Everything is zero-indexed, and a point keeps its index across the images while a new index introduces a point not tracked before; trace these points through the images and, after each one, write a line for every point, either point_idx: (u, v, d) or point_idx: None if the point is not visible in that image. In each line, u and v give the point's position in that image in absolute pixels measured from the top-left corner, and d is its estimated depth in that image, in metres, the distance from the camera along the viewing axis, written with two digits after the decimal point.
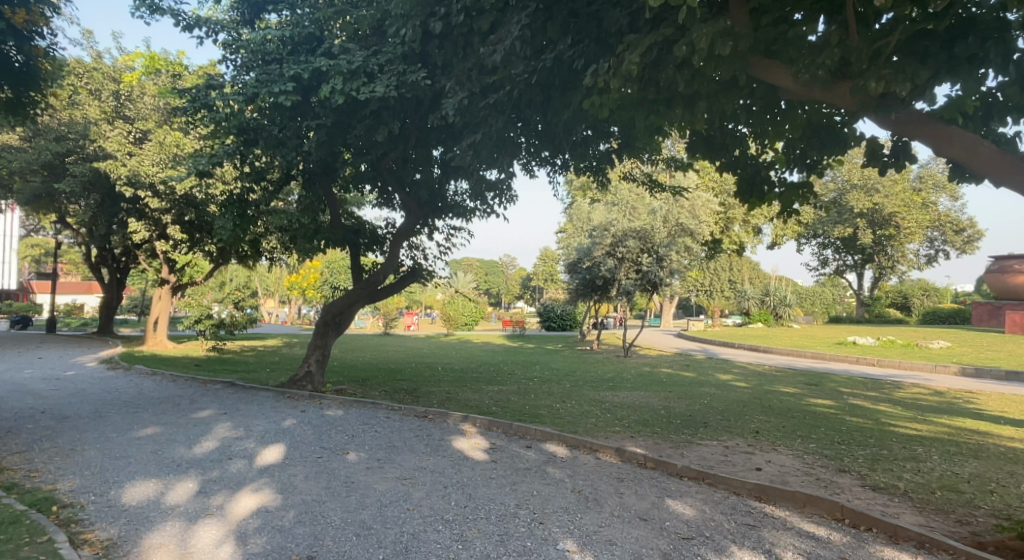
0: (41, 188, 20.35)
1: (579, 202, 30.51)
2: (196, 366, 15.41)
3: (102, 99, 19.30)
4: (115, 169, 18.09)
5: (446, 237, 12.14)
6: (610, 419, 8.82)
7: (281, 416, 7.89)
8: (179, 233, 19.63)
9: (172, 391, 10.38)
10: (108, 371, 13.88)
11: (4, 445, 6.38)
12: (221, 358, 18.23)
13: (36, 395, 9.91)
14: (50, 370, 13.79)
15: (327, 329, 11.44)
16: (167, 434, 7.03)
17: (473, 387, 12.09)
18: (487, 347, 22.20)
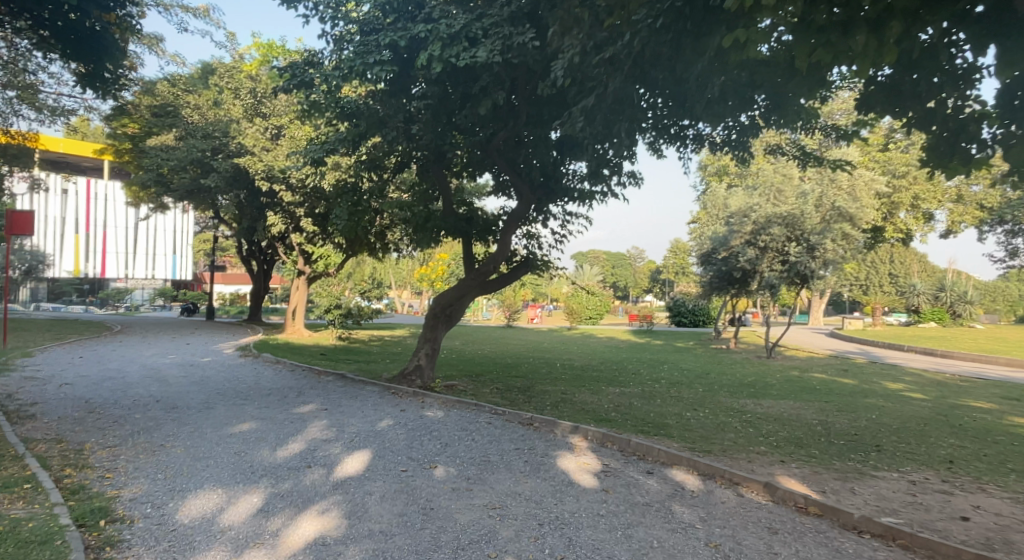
0: (192, 184, 21.86)
1: (716, 187, 28.24)
2: (322, 355, 15.55)
3: (242, 97, 20.42)
4: (253, 164, 18.90)
5: (562, 225, 11.12)
6: (754, 435, 7.37)
7: (381, 416, 7.30)
8: (311, 225, 20.21)
9: (285, 382, 10.24)
10: (239, 358, 14.31)
11: (102, 436, 6.24)
12: (348, 348, 18.42)
13: (162, 382, 10.16)
14: (189, 356, 14.49)
15: (437, 321, 10.90)
16: (259, 431, 6.63)
17: (593, 388, 10.99)
18: (612, 342, 20.92)
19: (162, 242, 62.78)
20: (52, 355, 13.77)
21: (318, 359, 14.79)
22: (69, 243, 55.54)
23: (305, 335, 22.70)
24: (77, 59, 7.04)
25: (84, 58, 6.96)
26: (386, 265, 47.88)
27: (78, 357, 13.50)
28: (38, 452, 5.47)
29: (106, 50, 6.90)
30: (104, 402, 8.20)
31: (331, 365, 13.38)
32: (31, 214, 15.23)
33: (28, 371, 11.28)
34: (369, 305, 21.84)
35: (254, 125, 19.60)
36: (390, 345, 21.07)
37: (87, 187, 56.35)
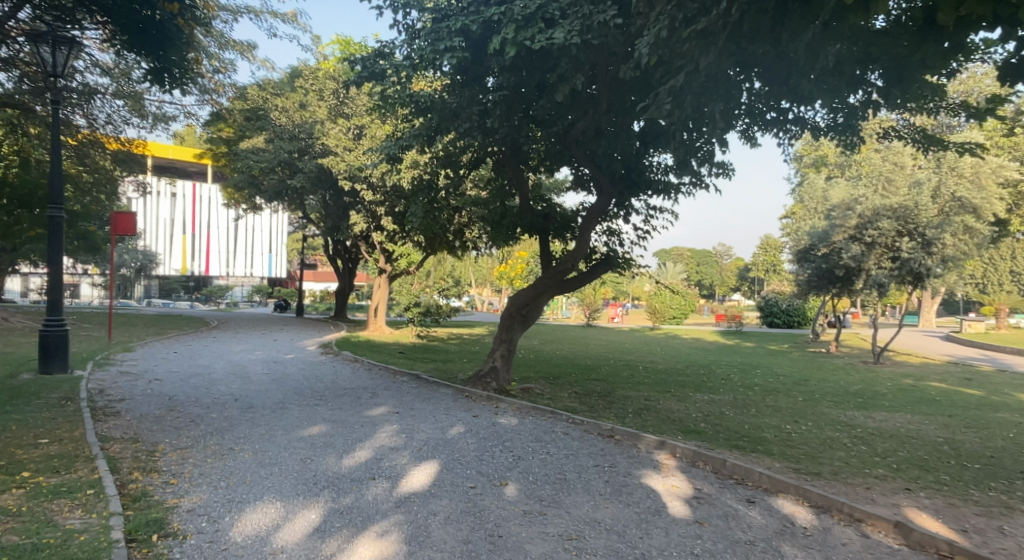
0: (280, 185, 22.55)
1: (814, 178, 26.39)
2: (401, 354, 15.52)
3: (326, 98, 20.76)
4: (336, 164, 19.22)
5: (645, 220, 10.44)
6: (869, 455, 6.48)
7: (453, 422, 6.96)
8: (391, 224, 20.35)
9: (360, 381, 10.13)
10: (321, 355, 14.49)
11: (175, 437, 6.21)
12: (427, 347, 18.39)
13: (244, 379, 10.29)
14: (274, 352, 14.81)
15: (513, 321, 10.52)
16: (328, 435, 6.42)
17: (679, 394, 10.26)
18: (699, 344, 19.88)
19: (259, 241, 66.08)
20: (150, 350, 14.42)
21: (397, 357, 14.75)
22: (177, 243, 59.51)
23: (386, 332, 22.97)
24: (142, 54, 7.17)
25: (147, 53, 7.07)
26: (468, 263, 48.26)
27: (173, 353, 14.07)
28: (112, 452, 5.45)
29: (167, 41, 6.97)
30: (186, 399, 8.31)
31: (409, 365, 13.26)
32: (132, 215, 16.04)
33: (126, 365, 11.78)
34: (448, 303, 21.80)
35: (337, 125, 19.96)
36: (469, 343, 20.93)
37: (193, 191, 60.21)
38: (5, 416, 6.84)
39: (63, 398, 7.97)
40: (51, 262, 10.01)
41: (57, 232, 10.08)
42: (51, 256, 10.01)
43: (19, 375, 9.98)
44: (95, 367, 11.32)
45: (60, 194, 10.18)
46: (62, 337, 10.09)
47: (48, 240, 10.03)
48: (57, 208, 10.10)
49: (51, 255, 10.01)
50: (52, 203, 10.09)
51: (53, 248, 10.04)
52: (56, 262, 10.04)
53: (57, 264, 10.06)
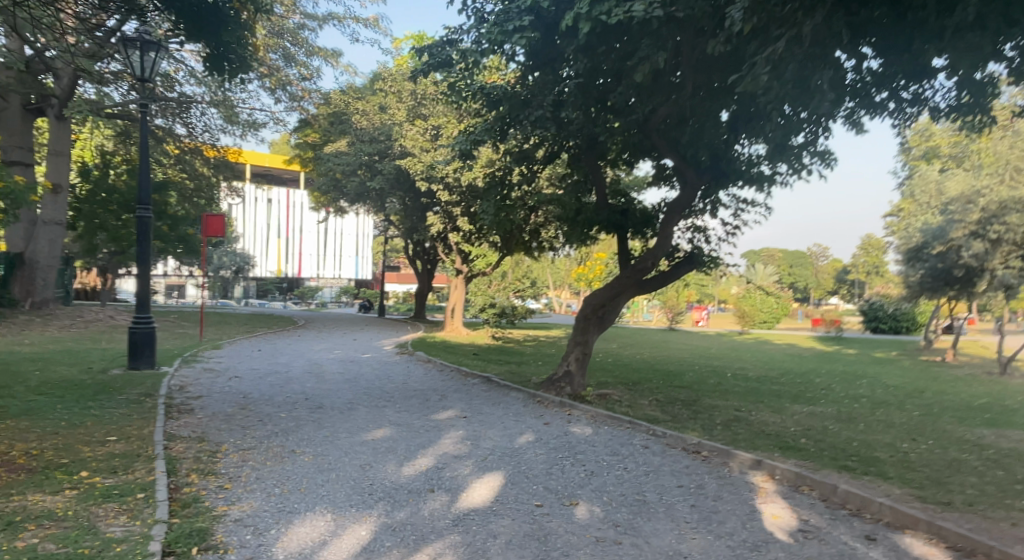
0: (361, 187, 22.96)
1: (925, 170, 24.18)
2: (476, 356, 15.28)
3: (405, 100, 20.91)
4: (414, 165, 19.30)
5: (733, 215, 9.62)
6: (1009, 483, 5.51)
7: (522, 429, 6.51)
8: (467, 224, 20.24)
9: (431, 383, 9.86)
10: (397, 355, 14.46)
11: (239, 437, 6.08)
12: (502, 348, 18.11)
13: (318, 378, 10.27)
14: (351, 352, 14.90)
15: (589, 323, 9.98)
16: (390, 439, 6.12)
17: (773, 405, 9.37)
18: (793, 349, 18.54)
19: (347, 244, 68.41)
20: (236, 347, 14.84)
21: (471, 359, 14.52)
22: (272, 247, 62.61)
23: (463, 333, 22.89)
24: (201, 43, 7.26)
25: (205, 40, 7.15)
26: (548, 264, 47.89)
27: (256, 350, 14.42)
28: (174, 452, 5.34)
29: (219, 22, 6.98)
30: (258, 398, 8.29)
31: (482, 366, 12.97)
32: (221, 217, 16.62)
33: (211, 362, 12.11)
34: (525, 304, 21.46)
35: (415, 126, 20.08)
36: (546, 346, 20.49)
37: (287, 197, 63.18)
38: (87, 411, 6.98)
39: (143, 394, 8.12)
40: (140, 261, 10.35)
41: (145, 232, 10.42)
42: (140, 255, 10.34)
43: (111, 370, 10.38)
44: (182, 364, 11.67)
45: (148, 195, 10.52)
46: (150, 333, 10.40)
47: (137, 239, 10.38)
48: (145, 208, 10.43)
49: (140, 253, 10.35)
50: (141, 204, 10.45)
51: (142, 247, 10.37)
52: (144, 261, 10.37)
53: (145, 262, 10.39)
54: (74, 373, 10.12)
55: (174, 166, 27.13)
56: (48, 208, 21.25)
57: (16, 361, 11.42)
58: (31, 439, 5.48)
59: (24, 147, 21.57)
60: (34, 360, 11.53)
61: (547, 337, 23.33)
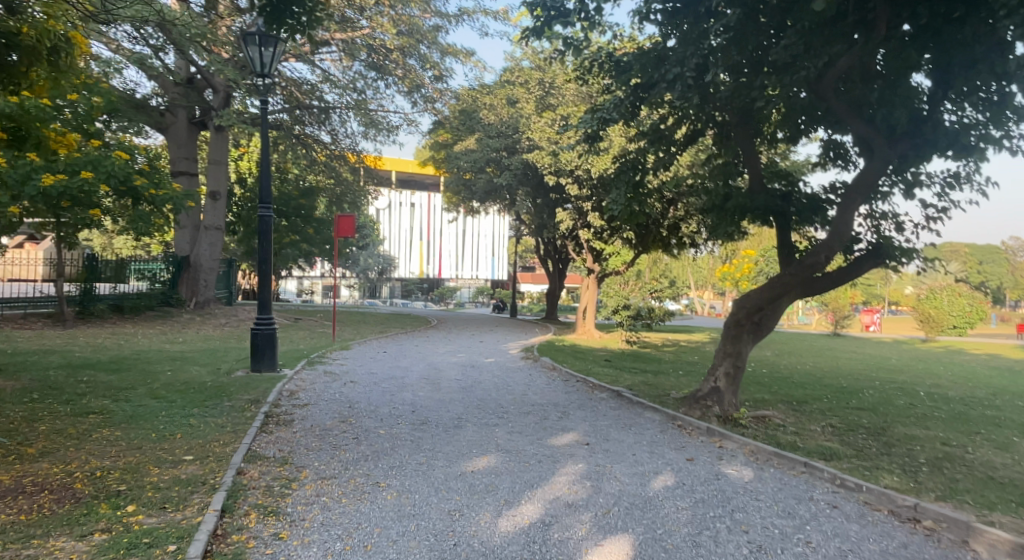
0: (489, 185, 22.49)
1: None
2: (607, 364, 13.97)
3: (532, 92, 19.99)
4: (541, 158, 18.41)
5: (935, 195, 7.54)
6: None
7: (659, 465, 5.19)
8: (599, 220, 18.96)
9: (554, 395, 8.71)
10: (521, 360, 13.56)
11: (325, 460, 5.29)
12: (637, 354, 16.62)
13: (433, 385, 9.52)
14: (475, 355, 14.16)
15: (741, 330, 8.34)
16: (494, 472, 5.03)
17: (995, 440, 7.20)
18: (1000, 363, 15.24)
19: (484, 245, 69.65)
20: (362, 348, 14.63)
21: (601, 366, 13.25)
22: (414, 249, 64.99)
23: (595, 336, 21.59)
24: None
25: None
26: (687, 263, 45.21)
27: (381, 352, 14.12)
28: (245, 479, 4.63)
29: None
30: (363, 408, 7.60)
31: (614, 376, 11.65)
32: (352, 217, 16.57)
33: (334, 364, 11.80)
34: (663, 306, 19.72)
35: (543, 116, 19.12)
36: (688, 353, 18.65)
37: (428, 201, 65.38)
38: (187, 420, 6.56)
39: (251, 401, 7.69)
40: (262, 260, 10.15)
41: (267, 231, 10.19)
42: (262, 254, 10.13)
43: (235, 371, 10.25)
44: (305, 366, 11.42)
45: (269, 194, 10.28)
46: (271, 335, 10.10)
47: (259, 238, 10.19)
48: (266, 206, 10.21)
49: (261, 252, 10.14)
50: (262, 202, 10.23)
51: (264, 246, 10.16)
52: (266, 260, 10.15)
53: (267, 262, 10.17)
54: (201, 373, 10.10)
55: (318, 171, 28.36)
56: (210, 213, 22.57)
57: (158, 359, 11.77)
58: (105, 457, 4.97)
59: (189, 158, 23.14)
60: (174, 359, 11.81)
61: (688, 343, 21.40)
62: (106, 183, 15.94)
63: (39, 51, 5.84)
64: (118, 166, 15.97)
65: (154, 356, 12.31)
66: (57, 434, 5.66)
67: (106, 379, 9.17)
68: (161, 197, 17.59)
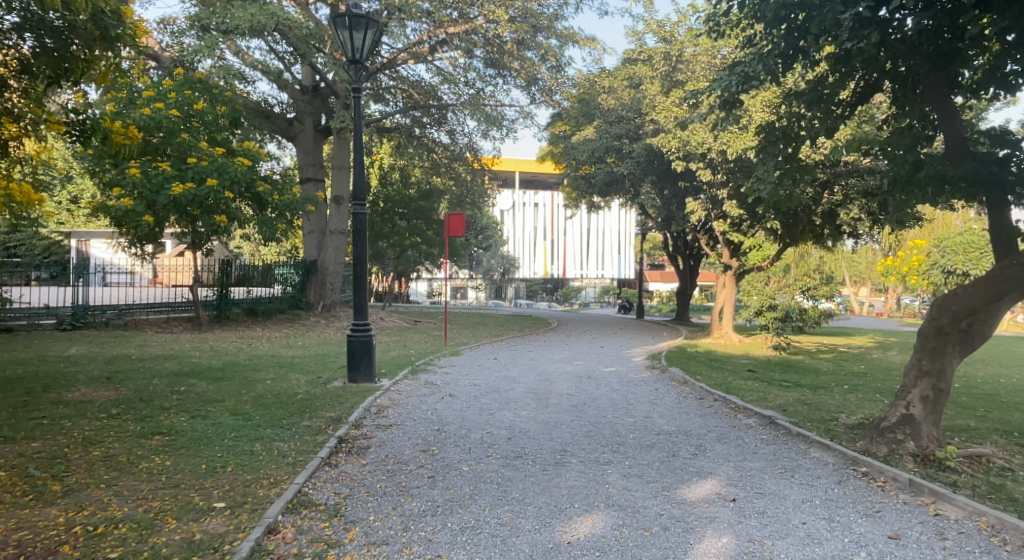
0: (610, 176, 20.97)
1: None
2: (750, 375, 12.09)
3: (656, 70, 18.17)
4: (668, 142, 16.72)
5: None
6: None
7: (848, 551, 3.59)
8: (737, 209, 16.92)
9: (686, 422, 7.11)
10: (647, 369, 12.02)
11: (385, 514, 4.14)
12: (789, 363, 14.63)
13: (542, 402, 8.29)
14: (594, 363, 12.76)
15: (944, 340, 6.42)
16: (600, 547, 3.64)
17: None
18: None
19: (609, 243, 67.81)
20: (474, 355, 13.75)
21: (744, 380, 11.43)
22: (538, 249, 64.50)
23: (734, 340, 19.59)
24: None
25: None
26: (835, 257, 40.92)
27: (493, 359, 13.15)
28: (270, 546, 3.54)
29: None
30: (453, 433, 6.47)
31: (761, 395, 9.84)
32: (462, 215, 15.83)
33: (439, 374, 10.89)
34: (817, 306, 17.16)
35: (670, 96, 17.23)
36: (848, 363, 16.05)
37: (551, 200, 64.62)
38: (251, 445, 5.69)
39: (334, 419, 6.78)
40: (358, 262, 9.37)
41: (361, 229, 9.40)
42: (357, 255, 9.35)
43: (333, 381, 9.54)
44: (407, 376, 10.58)
45: (364, 189, 9.46)
46: (367, 343, 9.29)
47: (353, 238, 9.43)
48: (361, 203, 9.42)
49: (356, 253, 9.37)
50: (356, 198, 9.45)
51: (359, 247, 9.39)
52: (361, 260, 9.36)
53: (362, 263, 9.39)
54: (300, 382, 9.47)
55: (438, 173, 28.22)
56: (334, 217, 22.50)
57: (265, 365, 11.41)
58: (128, 500, 4.15)
59: (316, 164, 23.23)
60: (281, 365, 11.41)
61: (846, 351, 18.63)
62: (230, 189, 15.93)
63: (104, 37, 6.14)
64: (241, 172, 15.92)
65: (265, 361, 12.05)
66: (103, 463, 4.99)
67: (204, 387, 8.68)
68: (283, 202, 17.62)
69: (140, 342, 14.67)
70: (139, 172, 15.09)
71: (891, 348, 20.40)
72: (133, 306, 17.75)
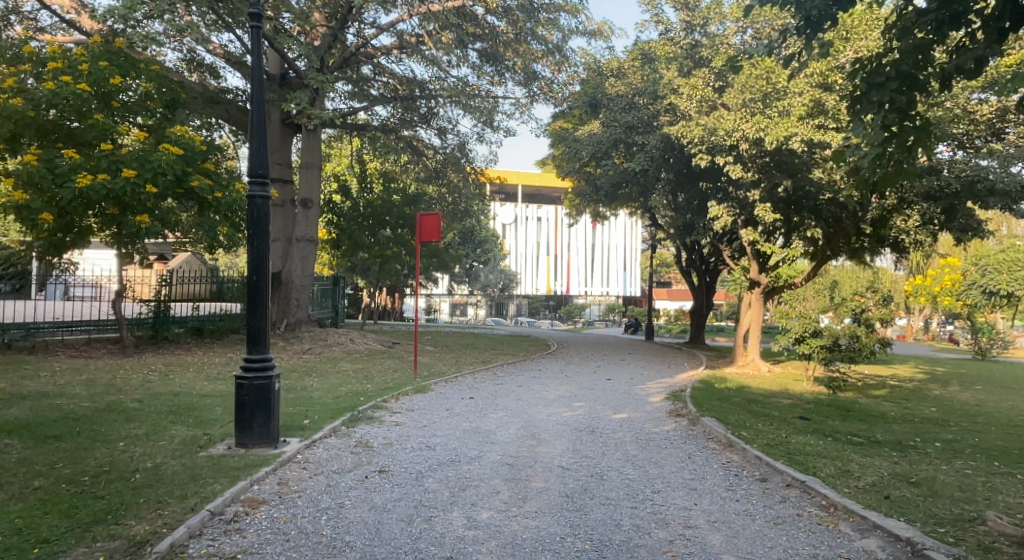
0: (618, 174, 18.09)
1: None
2: (805, 428, 9.18)
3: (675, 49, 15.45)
4: (689, 130, 13.87)
5: None
6: None
7: None
8: (771, 213, 14.19)
9: (760, 551, 4.12)
10: (670, 417, 9.08)
11: None
12: (843, 406, 11.69)
13: (519, 492, 5.31)
14: (601, 407, 9.84)
15: None
16: None
17: None
18: None
19: (615, 258, 65.02)
20: (445, 392, 10.83)
21: (801, 437, 8.51)
22: (540, 264, 61.64)
23: (763, 369, 16.74)
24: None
25: None
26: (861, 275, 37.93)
27: (468, 399, 10.22)
28: None
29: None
30: None
31: (839, 467, 6.90)
32: (436, 216, 12.93)
33: (384, 427, 7.95)
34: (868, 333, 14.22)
35: (692, 77, 14.38)
36: (913, 405, 13.06)
37: (555, 214, 61.86)
38: None
39: (131, 547, 3.79)
40: (255, 271, 6.43)
41: (262, 221, 6.43)
42: (252, 261, 6.41)
43: (217, 443, 6.53)
44: (337, 430, 7.61)
45: (263, 162, 6.48)
46: (266, 389, 6.36)
47: (250, 232, 6.47)
48: (260, 182, 6.43)
49: (251, 260, 6.41)
50: (252, 172, 6.44)
51: (257, 248, 6.44)
52: (260, 268, 6.44)
53: (263, 271, 6.47)
54: (169, 445, 6.47)
55: (426, 179, 25.45)
56: (299, 223, 19.86)
57: (154, 410, 8.42)
58: None
59: (284, 164, 20.43)
60: (174, 411, 8.41)
61: (899, 388, 15.64)
62: (156, 183, 13.08)
63: None
64: (168, 162, 13.04)
65: (161, 402, 9.04)
66: None
67: (3, 460, 5.67)
68: (228, 201, 14.68)
69: (30, 371, 11.70)
70: (37, 162, 12.31)
71: (947, 382, 17.45)
72: (44, 324, 14.78)
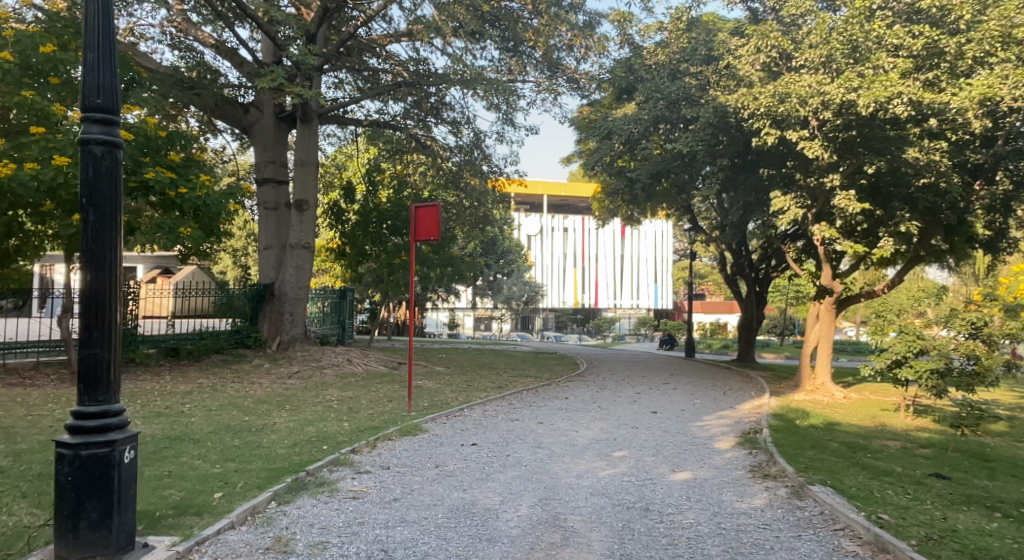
0: (660, 163, 15.31)
1: None
2: (954, 497, 6.27)
3: None
4: (749, 100, 11.12)
5: None
6: None
7: None
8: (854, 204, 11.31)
9: None
10: (757, 480, 6.27)
11: None
12: (975, 453, 8.69)
13: None
14: (653, 462, 7.04)
15: None
16: None
17: None
18: None
19: (645, 270, 61.76)
20: (441, 436, 8.14)
21: (963, 516, 5.64)
22: (567, 276, 58.75)
23: (838, 396, 13.73)
24: None
25: None
26: None
27: (469, 449, 7.50)
28: None
29: None
30: None
31: None
32: (435, 207, 10.38)
33: (331, 503, 5.31)
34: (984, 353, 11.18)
35: (754, 34, 11.63)
36: None
37: (582, 224, 58.98)
38: None
39: None
40: (90, 268, 3.86)
41: (100, 187, 3.89)
42: (86, 251, 3.85)
43: (33, 552, 3.95)
44: (257, 513, 4.99)
45: (107, 87, 3.92)
46: (105, 464, 3.78)
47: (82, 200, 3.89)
48: (98, 122, 3.89)
49: (83, 250, 3.85)
50: (84, 103, 3.86)
51: (95, 229, 3.88)
52: (100, 265, 3.88)
53: (106, 269, 3.90)
54: None
55: (439, 181, 22.91)
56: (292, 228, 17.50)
57: (14, 474, 5.88)
58: None
59: (277, 162, 18.17)
60: (44, 475, 5.87)
61: (1018, 421, 12.51)
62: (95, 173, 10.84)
63: None
64: None
65: (42, 458, 6.51)
66: None
67: None
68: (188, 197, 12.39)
69: None
70: None
71: None
72: None
